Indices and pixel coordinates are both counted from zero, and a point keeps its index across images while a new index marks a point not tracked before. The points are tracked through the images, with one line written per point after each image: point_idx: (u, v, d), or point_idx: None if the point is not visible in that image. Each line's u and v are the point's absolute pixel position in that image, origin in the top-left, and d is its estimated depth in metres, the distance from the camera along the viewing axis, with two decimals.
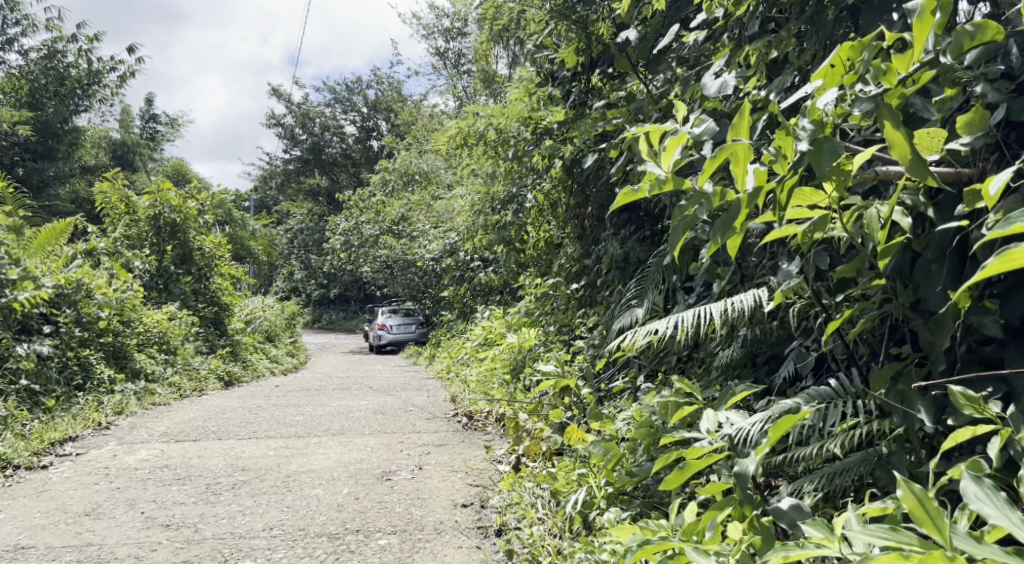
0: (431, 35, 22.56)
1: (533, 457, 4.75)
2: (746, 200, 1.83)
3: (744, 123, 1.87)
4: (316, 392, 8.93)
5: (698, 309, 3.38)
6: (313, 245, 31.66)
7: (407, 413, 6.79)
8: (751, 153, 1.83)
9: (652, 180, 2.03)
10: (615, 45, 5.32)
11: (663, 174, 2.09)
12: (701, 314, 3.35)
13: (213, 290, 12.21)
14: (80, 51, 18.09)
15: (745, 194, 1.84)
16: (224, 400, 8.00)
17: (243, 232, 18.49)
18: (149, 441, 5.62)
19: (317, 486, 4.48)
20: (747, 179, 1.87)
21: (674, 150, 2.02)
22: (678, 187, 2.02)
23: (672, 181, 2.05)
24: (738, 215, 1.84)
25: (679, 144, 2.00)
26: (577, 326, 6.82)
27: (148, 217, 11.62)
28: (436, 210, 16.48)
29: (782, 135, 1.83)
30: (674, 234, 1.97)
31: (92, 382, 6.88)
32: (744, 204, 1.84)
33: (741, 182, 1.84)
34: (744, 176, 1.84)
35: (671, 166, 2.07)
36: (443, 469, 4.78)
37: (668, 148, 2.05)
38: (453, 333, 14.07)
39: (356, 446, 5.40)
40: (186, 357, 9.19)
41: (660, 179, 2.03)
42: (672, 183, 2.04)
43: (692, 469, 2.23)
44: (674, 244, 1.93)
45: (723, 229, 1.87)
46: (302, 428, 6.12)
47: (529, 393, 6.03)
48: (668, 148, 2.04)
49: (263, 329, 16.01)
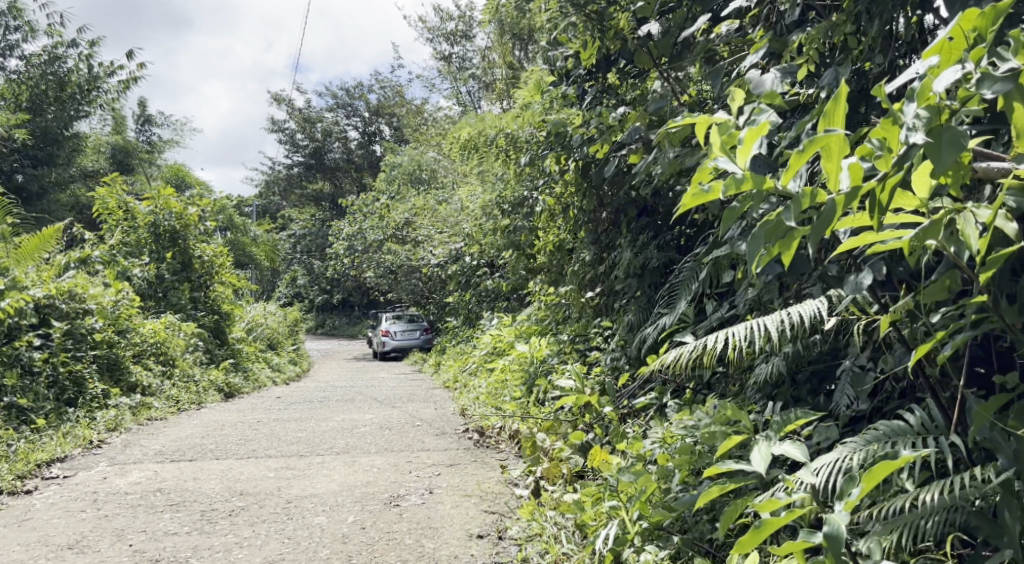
0: (434, 38, 22.30)
1: (553, 481, 4.41)
2: (842, 202, 1.60)
3: (838, 115, 1.66)
4: (320, 404, 8.61)
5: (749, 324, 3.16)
6: (316, 250, 31.41)
7: (415, 428, 6.48)
8: (846, 146, 1.62)
9: (728, 179, 1.84)
10: (636, 39, 5.00)
11: (739, 173, 1.93)
12: (756, 330, 3.21)
13: (213, 299, 11.92)
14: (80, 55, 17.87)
15: (842, 195, 1.60)
16: (224, 414, 7.69)
17: (245, 238, 18.20)
18: (142, 461, 5.30)
19: (320, 514, 4.15)
20: (841, 177, 1.63)
21: (752, 144, 1.87)
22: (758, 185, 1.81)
23: (752, 180, 1.83)
24: (833, 219, 1.60)
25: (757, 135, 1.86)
26: (593, 336, 6.50)
27: (147, 224, 11.31)
28: (440, 215, 16.18)
29: (887, 124, 1.62)
30: (758, 243, 1.74)
31: (84, 397, 6.58)
32: (842, 206, 1.60)
33: (835, 181, 1.61)
34: (838, 173, 1.61)
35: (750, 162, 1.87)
36: (456, 493, 4.45)
37: (745, 143, 1.90)
38: (459, 340, 13.75)
39: (362, 467, 5.08)
40: (185, 369, 8.89)
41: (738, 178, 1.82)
42: (751, 183, 1.84)
43: (770, 528, 1.96)
44: (753, 254, 1.71)
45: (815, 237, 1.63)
46: (305, 446, 5.80)
47: (544, 408, 5.73)
48: (745, 141, 1.90)
49: (266, 337, 15.72)
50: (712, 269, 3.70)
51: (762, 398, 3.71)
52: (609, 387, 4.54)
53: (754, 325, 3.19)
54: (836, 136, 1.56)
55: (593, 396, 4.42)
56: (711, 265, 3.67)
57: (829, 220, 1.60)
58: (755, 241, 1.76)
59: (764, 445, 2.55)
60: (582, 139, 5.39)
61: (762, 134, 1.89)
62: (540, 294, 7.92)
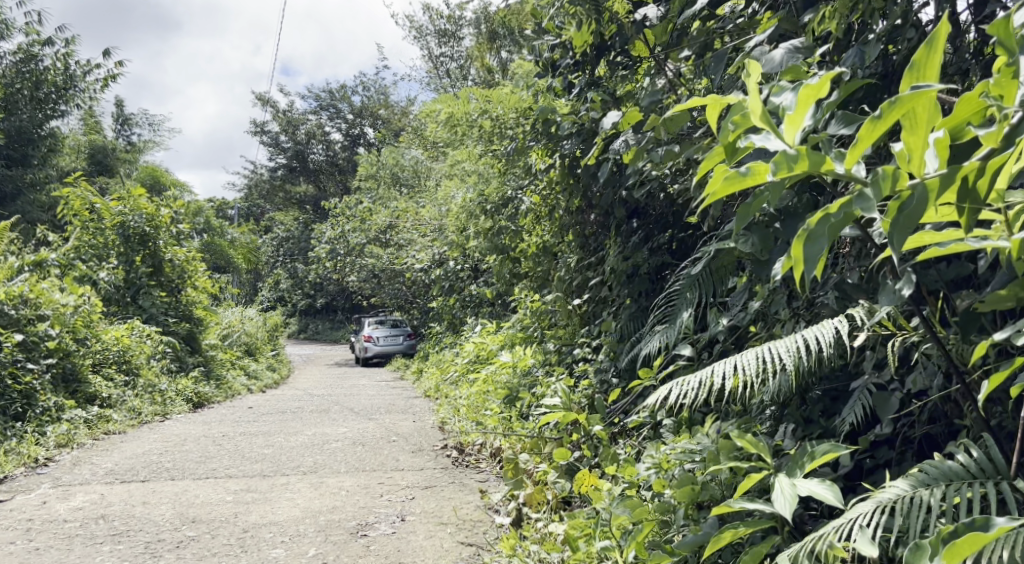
0: (422, 38, 21.98)
1: (537, 508, 4.02)
2: (936, 185, 1.29)
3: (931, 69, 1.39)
4: (293, 416, 8.18)
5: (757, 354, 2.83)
6: (299, 253, 30.93)
7: (390, 443, 6.08)
8: (938, 113, 1.31)
9: (778, 155, 1.47)
10: (631, 23, 4.62)
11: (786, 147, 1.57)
12: (766, 355, 2.87)
13: (184, 304, 11.45)
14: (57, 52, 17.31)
15: (935, 177, 1.29)
16: (189, 426, 7.24)
17: (223, 241, 17.71)
18: (89, 482, 4.85)
19: (277, 546, 3.73)
20: (926, 157, 1.33)
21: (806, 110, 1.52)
22: (815, 167, 1.46)
23: (806, 161, 1.47)
24: (924, 211, 1.29)
25: (810, 99, 1.52)
26: (580, 345, 6.11)
27: (115, 226, 10.81)
28: (423, 218, 15.81)
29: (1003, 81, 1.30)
30: (820, 241, 1.40)
31: (33, 411, 6.12)
32: (934, 191, 1.29)
33: (919, 159, 1.33)
34: (924, 148, 1.33)
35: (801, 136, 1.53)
36: (431, 522, 4.04)
37: (797, 109, 1.55)
38: (442, 347, 13.33)
39: (330, 489, 4.67)
40: (152, 378, 8.41)
41: (790, 157, 1.47)
42: (805, 162, 1.48)
43: None
44: (813, 257, 1.41)
45: (899, 235, 1.31)
46: (269, 464, 5.37)
47: (527, 422, 5.36)
48: (797, 107, 1.54)
49: (243, 344, 15.25)
50: (714, 277, 3.34)
51: (771, 419, 3.40)
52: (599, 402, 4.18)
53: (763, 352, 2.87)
54: (930, 93, 1.26)
55: (581, 415, 4.07)
56: (713, 271, 3.32)
57: (918, 209, 1.30)
58: (815, 239, 1.42)
59: (787, 484, 2.24)
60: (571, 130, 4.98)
61: (816, 98, 1.53)
62: (525, 300, 7.56)
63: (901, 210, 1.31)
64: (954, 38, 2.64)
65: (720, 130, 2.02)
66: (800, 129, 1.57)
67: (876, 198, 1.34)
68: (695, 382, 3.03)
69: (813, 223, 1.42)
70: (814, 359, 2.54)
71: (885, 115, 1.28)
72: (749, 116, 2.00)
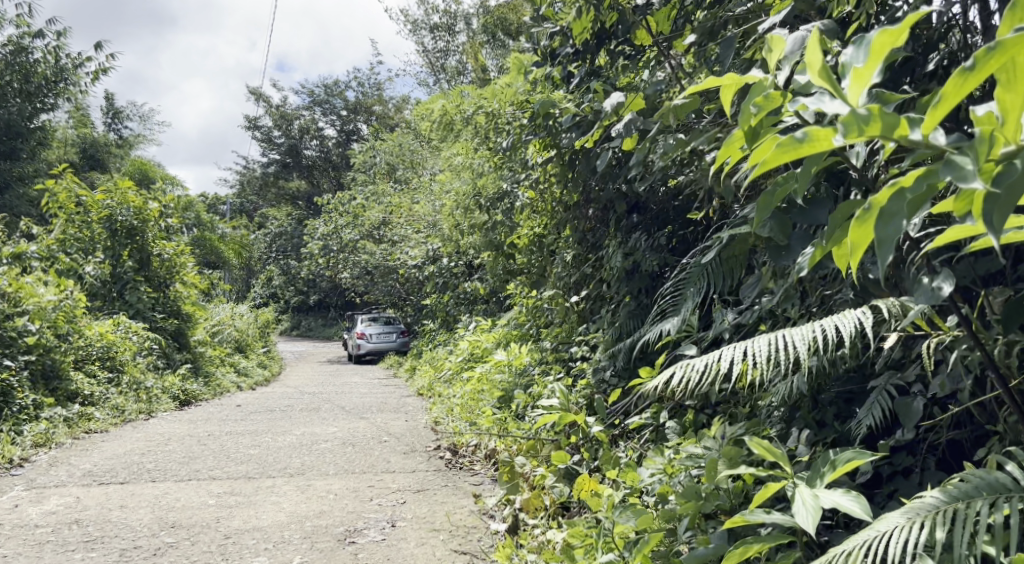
0: (416, 32, 21.81)
1: (533, 514, 3.84)
2: None
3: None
4: (282, 414, 7.97)
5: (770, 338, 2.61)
6: (291, 250, 30.71)
7: (381, 444, 5.88)
8: None
9: (848, 117, 1.26)
10: (634, 9, 4.44)
11: (846, 109, 1.33)
12: (778, 341, 2.59)
13: (172, 300, 11.22)
14: (46, 43, 16.99)
15: None
16: (174, 425, 7.03)
17: (214, 236, 17.47)
18: (65, 484, 4.65)
19: (260, 554, 3.53)
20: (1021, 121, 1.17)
21: (878, 63, 1.27)
22: (890, 132, 1.25)
23: (877, 124, 1.26)
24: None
25: (887, 49, 1.24)
26: (578, 343, 5.92)
27: (101, 219, 10.58)
28: (417, 214, 15.63)
29: None
30: (897, 219, 1.24)
31: (10, 411, 5.91)
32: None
33: (1013, 124, 1.16)
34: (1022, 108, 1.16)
35: (865, 96, 1.30)
36: (423, 528, 3.84)
37: (865, 62, 1.28)
38: (435, 344, 13.12)
39: (317, 492, 4.48)
40: (137, 376, 8.18)
41: (861, 119, 1.26)
42: (874, 126, 1.27)
43: None
44: (888, 239, 1.23)
45: (996, 211, 1.14)
46: (255, 466, 5.16)
47: (523, 423, 5.17)
48: (869, 59, 1.27)
49: (233, 341, 15.03)
50: (725, 269, 3.13)
51: (780, 423, 3.22)
52: (599, 403, 4.00)
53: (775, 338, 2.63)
54: None
55: (579, 415, 3.90)
56: (725, 263, 3.12)
57: (1019, 184, 1.13)
58: (891, 217, 1.24)
59: (809, 495, 2.00)
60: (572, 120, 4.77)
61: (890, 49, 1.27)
62: (522, 297, 7.38)
63: (1000, 185, 1.14)
64: (983, 19, 2.48)
65: (740, 112, 1.79)
66: (867, 85, 1.30)
67: (973, 165, 1.15)
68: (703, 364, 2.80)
69: (885, 202, 1.25)
70: (834, 349, 2.32)
71: (978, 66, 1.13)
72: (772, 98, 1.79)
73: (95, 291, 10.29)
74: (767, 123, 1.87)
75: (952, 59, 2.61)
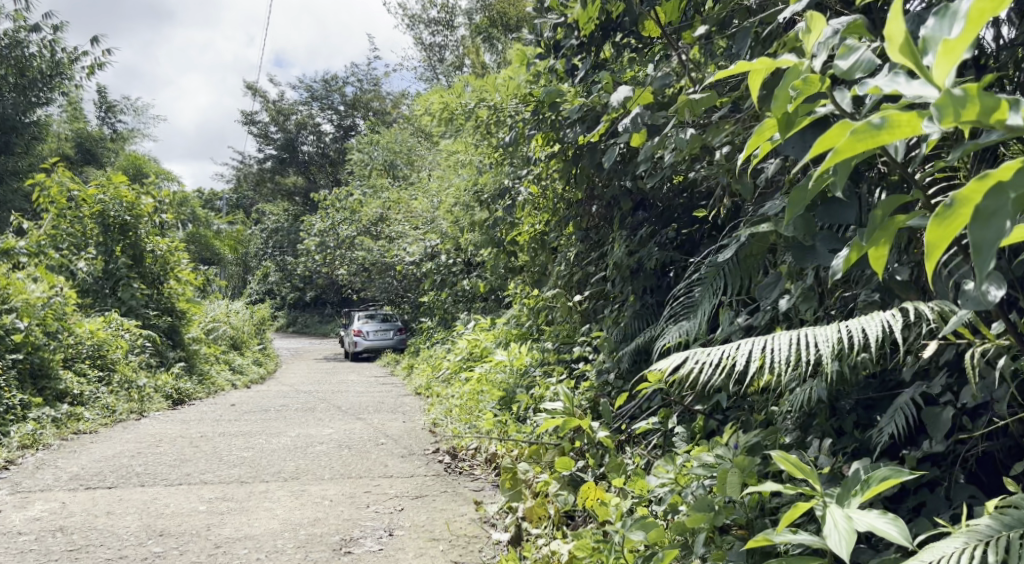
0: (414, 26, 21.68)
1: (537, 523, 3.71)
2: None
3: None
4: (277, 414, 7.82)
5: (792, 334, 2.38)
6: (288, 246, 30.52)
7: (378, 446, 5.74)
8: None
9: (942, 99, 1.12)
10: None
11: (933, 89, 1.18)
12: (799, 341, 2.36)
13: (167, 296, 11.06)
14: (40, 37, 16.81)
15: None
16: (165, 425, 6.88)
17: (209, 232, 17.31)
18: (51, 488, 4.49)
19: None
20: None
21: (976, 32, 1.11)
22: (989, 117, 1.12)
23: (974, 108, 1.12)
24: None
25: (987, 20, 1.09)
26: (580, 344, 5.78)
27: (94, 214, 10.42)
28: (416, 210, 15.49)
29: None
30: (1000, 216, 1.10)
31: None
32: None
33: None
34: None
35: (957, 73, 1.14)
36: (423, 537, 3.69)
37: (960, 33, 1.12)
38: (433, 342, 12.99)
39: (312, 499, 4.32)
40: (129, 374, 8.02)
41: (958, 103, 1.12)
42: (971, 110, 1.13)
43: None
44: (988, 240, 1.10)
45: None
46: (248, 469, 5.01)
47: (525, 426, 5.03)
48: (966, 30, 1.11)
49: (228, 338, 14.88)
50: (742, 267, 2.99)
51: (795, 432, 3.07)
52: (605, 407, 3.85)
53: (797, 334, 2.40)
54: None
55: (585, 420, 3.77)
56: (743, 259, 2.98)
57: None
58: (995, 214, 1.11)
59: (842, 518, 1.84)
60: (578, 112, 4.55)
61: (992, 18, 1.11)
62: (523, 296, 7.24)
63: None
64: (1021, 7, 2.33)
65: (775, 99, 1.69)
66: (957, 61, 1.15)
67: None
68: (717, 355, 2.55)
69: (983, 198, 1.12)
70: (866, 348, 2.11)
71: None
72: (810, 82, 1.70)
73: (87, 287, 10.13)
74: (803, 111, 1.77)
75: (982, 49, 2.46)
